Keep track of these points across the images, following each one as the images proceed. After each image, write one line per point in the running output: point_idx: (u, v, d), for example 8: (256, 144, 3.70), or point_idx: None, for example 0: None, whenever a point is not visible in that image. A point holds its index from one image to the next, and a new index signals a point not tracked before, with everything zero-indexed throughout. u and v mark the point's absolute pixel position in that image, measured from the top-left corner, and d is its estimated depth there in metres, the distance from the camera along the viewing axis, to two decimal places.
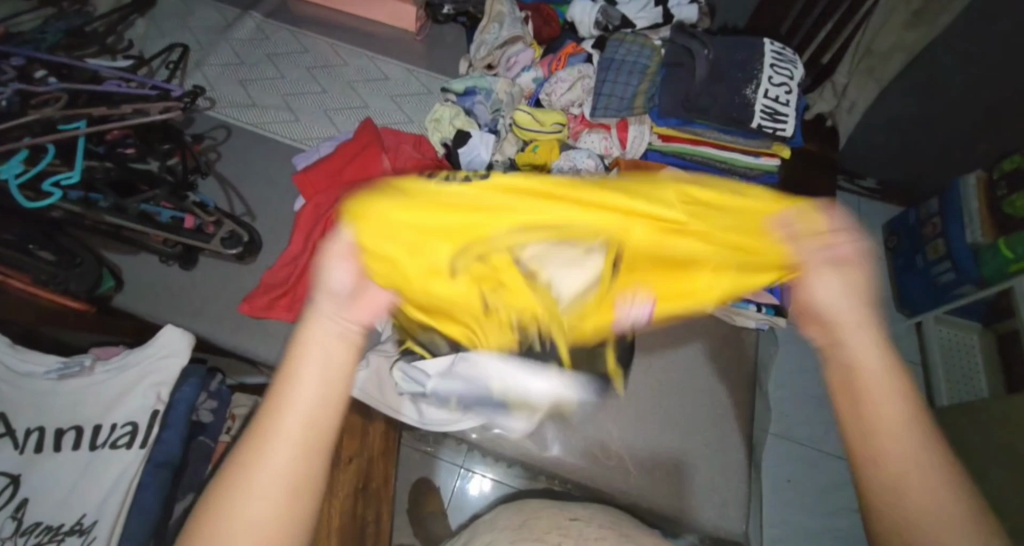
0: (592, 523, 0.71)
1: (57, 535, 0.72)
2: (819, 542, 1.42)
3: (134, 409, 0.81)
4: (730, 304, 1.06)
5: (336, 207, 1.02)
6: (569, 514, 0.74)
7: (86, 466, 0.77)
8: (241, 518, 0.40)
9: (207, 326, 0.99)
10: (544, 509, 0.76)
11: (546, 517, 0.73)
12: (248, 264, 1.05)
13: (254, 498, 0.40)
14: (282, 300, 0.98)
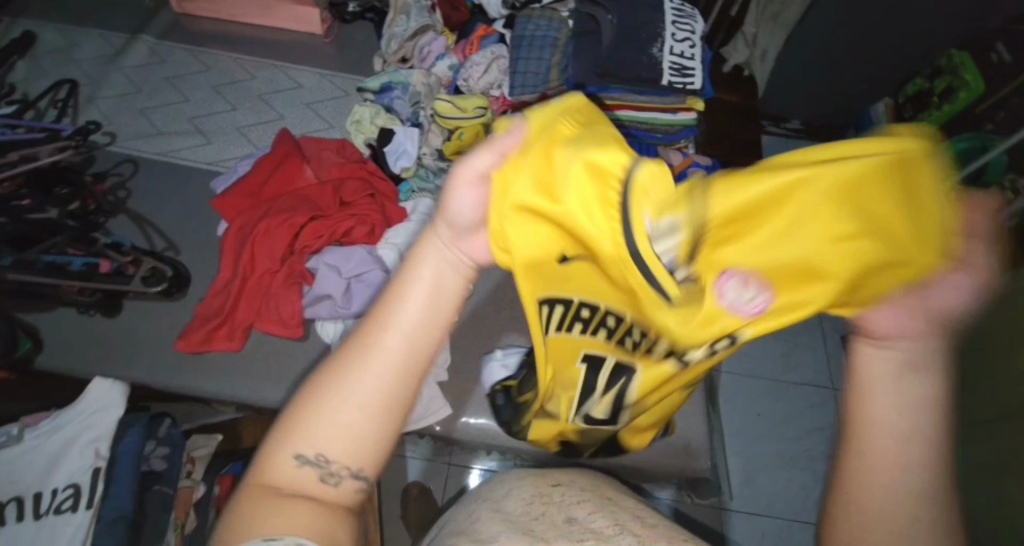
0: (575, 488, 0.61)
1: None
2: None
3: (74, 470, 0.77)
4: None
5: (261, 226, 0.98)
6: (551, 480, 0.63)
7: (32, 538, 0.71)
8: (330, 406, 0.39)
9: (142, 372, 0.93)
10: (527, 477, 0.65)
11: (528, 485, 0.61)
12: (178, 299, 1.00)
13: (358, 374, 0.40)
14: (221, 329, 0.94)
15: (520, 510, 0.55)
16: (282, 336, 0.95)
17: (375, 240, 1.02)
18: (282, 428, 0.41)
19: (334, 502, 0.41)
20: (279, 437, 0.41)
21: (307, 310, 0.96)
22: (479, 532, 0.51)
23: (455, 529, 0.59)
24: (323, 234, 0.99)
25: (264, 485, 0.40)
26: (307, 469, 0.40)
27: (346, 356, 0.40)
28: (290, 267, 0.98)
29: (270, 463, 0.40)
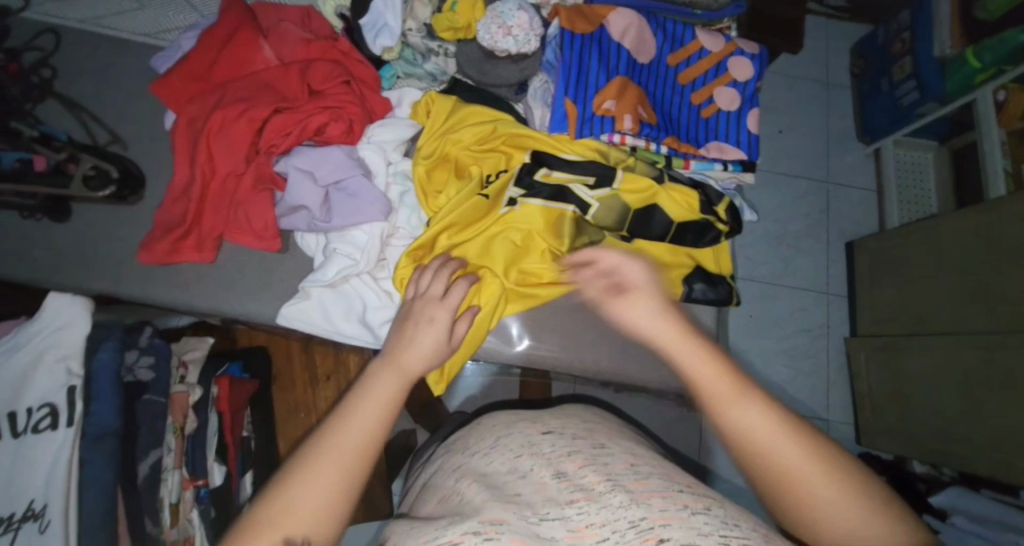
0: (566, 436, 0.61)
1: (11, 525, 0.66)
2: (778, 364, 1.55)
3: (47, 390, 0.73)
4: (692, 169, 0.95)
5: (214, 119, 0.82)
6: (543, 425, 0.63)
7: (14, 454, 0.69)
8: (308, 475, 0.51)
9: (108, 284, 0.85)
10: (515, 422, 0.65)
11: (518, 434, 0.62)
12: (135, 203, 0.88)
13: (328, 455, 0.52)
14: (187, 239, 0.84)
15: (508, 469, 0.57)
16: (260, 249, 0.86)
17: (354, 139, 0.87)
18: (262, 521, 0.48)
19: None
20: (258, 524, 0.48)
21: (283, 220, 0.85)
22: (461, 501, 0.53)
23: (443, 486, 0.61)
24: (291, 131, 0.84)
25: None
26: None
27: (321, 444, 0.53)
28: (257, 170, 0.84)
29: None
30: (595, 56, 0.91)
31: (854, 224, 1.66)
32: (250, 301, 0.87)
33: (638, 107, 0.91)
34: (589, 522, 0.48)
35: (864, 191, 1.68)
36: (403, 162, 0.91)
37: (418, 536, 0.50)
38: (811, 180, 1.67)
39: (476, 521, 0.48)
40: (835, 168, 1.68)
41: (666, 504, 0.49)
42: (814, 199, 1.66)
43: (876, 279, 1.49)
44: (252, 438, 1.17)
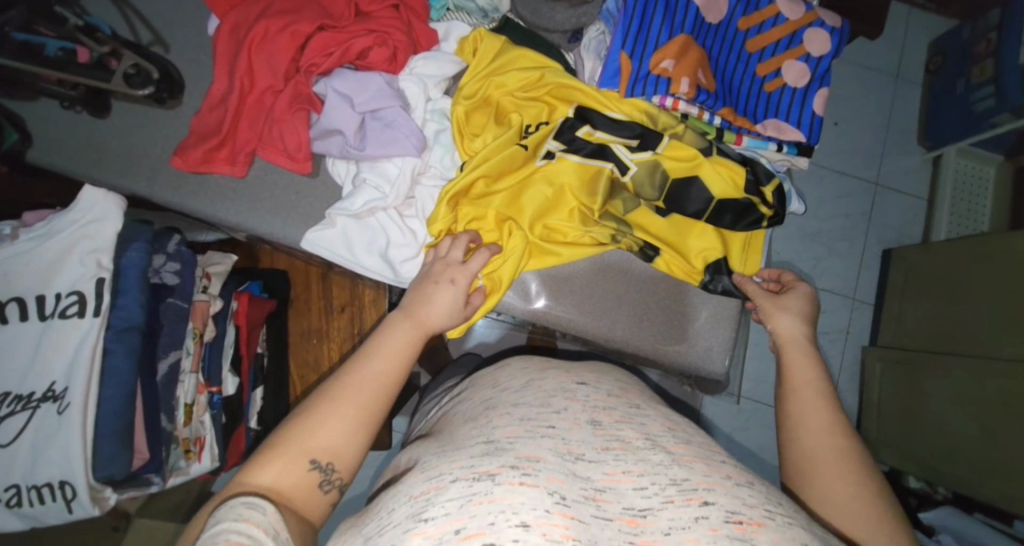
0: (600, 390, 0.65)
1: (31, 402, 0.72)
2: None
3: (76, 278, 0.75)
4: (744, 145, 0.90)
5: (257, 28, 0.80)
6: (575, 377, 0.68)
7: (40, 337, 0.74)
8: (325, 418, 0.53)
9: (140, 186, 0.86)
10: (547, 369, 0.71)
11: (550, 378, 0.67)
12: (172, 107, 0.88)
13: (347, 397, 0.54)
14: (221, 151, 0.83)
15: (540, 401, 0.61)
16: (290, 170, 0.86)
17: (396, 68, 0.84)
18: (289, 445, 0.51)
19: (305, 501, 0.50)
20: (286, 449, 0.50)
21: (316, 143, 0.83)
22: (493, 431, 0.55)
23: (471, 415, 0.66)
24: (333, 51, 0.81)
25: (258, 482, 0.48)
26: (311, 475, 0.50)
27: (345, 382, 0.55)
28: (295, 87, 0.82)
29: (271, 465, 0.50)
30: (661, 10, 0.85)
31: (897, 231, 1.57)
32: (276, 221, 0.87)
33: (698, 70, 0.85)
34: (626, 470, 0.50)
35: (914, 199, 1.59)
36: (443, 99, 0.87)
37: (454, 457, 0.51)
38: (859, 180, 1.58)
39: (513, 457, 0.49)
40: (887, 170, 1.59)
41: (708, 471, 0.51)
42: (859, 199, 1.57)
43: (909, 291, 1.43)
44: (264, 356, 1.24)
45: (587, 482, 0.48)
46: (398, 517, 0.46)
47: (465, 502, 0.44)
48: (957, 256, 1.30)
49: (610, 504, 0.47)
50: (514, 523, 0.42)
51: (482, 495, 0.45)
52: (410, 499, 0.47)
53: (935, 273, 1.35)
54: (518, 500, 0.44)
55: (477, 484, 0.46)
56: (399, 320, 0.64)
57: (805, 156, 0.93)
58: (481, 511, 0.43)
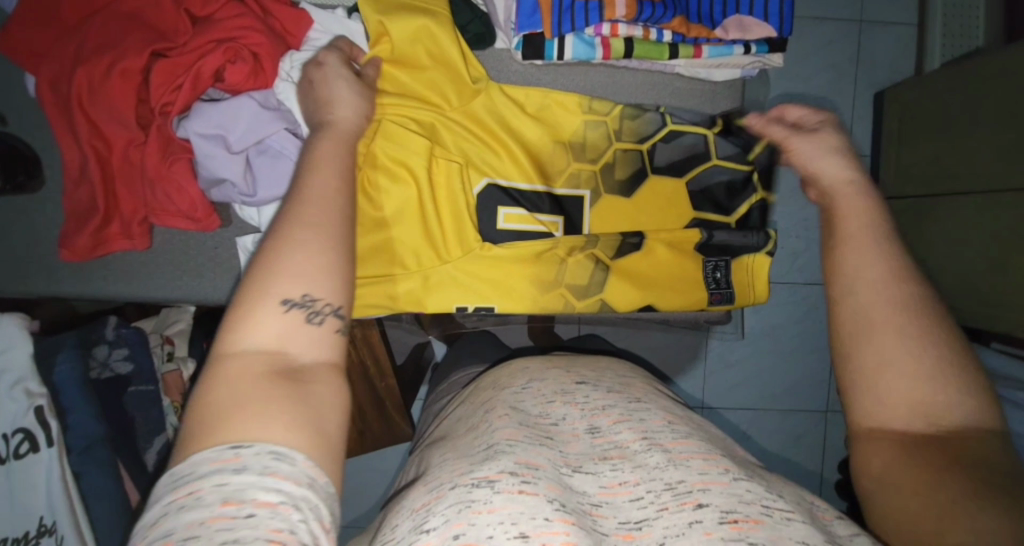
0: (600, 390, 0.64)
1: (31, 541, 0.67)
2: None
3: (12, 416, 0.68)
4: (705, 56, 0.76)
5: (77, 79, 0.64)
6: (577, 377, 0.68)
7: (7, 479, 0.67)
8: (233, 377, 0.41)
9: (43, 286, 0.75)
10: (549, 371, 0.70)
11: (552, 381, 0.67)
12: (36, 188, 0.74)
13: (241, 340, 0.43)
14: (110, 226, 0.71)
15: (539, 414, 0.60)
16: (197, 230, 0.73)
17: (266, 82, 0.68)
18: (252, 289, 0.44)
19: (304, 348, 0.44)
20: (251, 300, 0.44)
21: (211, 193, 0.70)
22: (492, 435, 0.54)
23: (472, 419, 0.63)
24: (181, 81, 0.65)
25: (246, 349, 0.42)
26: (292, 314, 0.44)
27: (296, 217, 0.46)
28: (159, 136, 0.67)
29: (243, 329, 0.43)
30: None
31: (887, 71, 1.44)
32: (206, 278, 0.77)
33: None
34: (622, 481, 0.49)
35: (901, 29, 1.44)
36: None
37: (455, 466, 0.51)
38: (841, 23, 1.42)
39: (512, 462, 0.48)
40: (870, 3, 1.42)
41: (706, 467, 0.50)
42: (842, 46, 1.42)
43: (906, 140, 1.31)
44: None
45: (583, 497, 0.48)
46: (401, 533, 0.46)
47: (463, 509, 0.43)
48: (951, 90, 1.18)
49: (606, 519, 0.46)
50: (512, 534, 0.41)
51: (481, 504, 0.44)
52: (412, 513, 0.47)
53: (931, 111, 1.24)
54: (519, 507, 0.43)
55: (476, 491, 0.45)
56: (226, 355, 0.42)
57: (778, 52, 0.78)
58: (481, 519, 0.42)
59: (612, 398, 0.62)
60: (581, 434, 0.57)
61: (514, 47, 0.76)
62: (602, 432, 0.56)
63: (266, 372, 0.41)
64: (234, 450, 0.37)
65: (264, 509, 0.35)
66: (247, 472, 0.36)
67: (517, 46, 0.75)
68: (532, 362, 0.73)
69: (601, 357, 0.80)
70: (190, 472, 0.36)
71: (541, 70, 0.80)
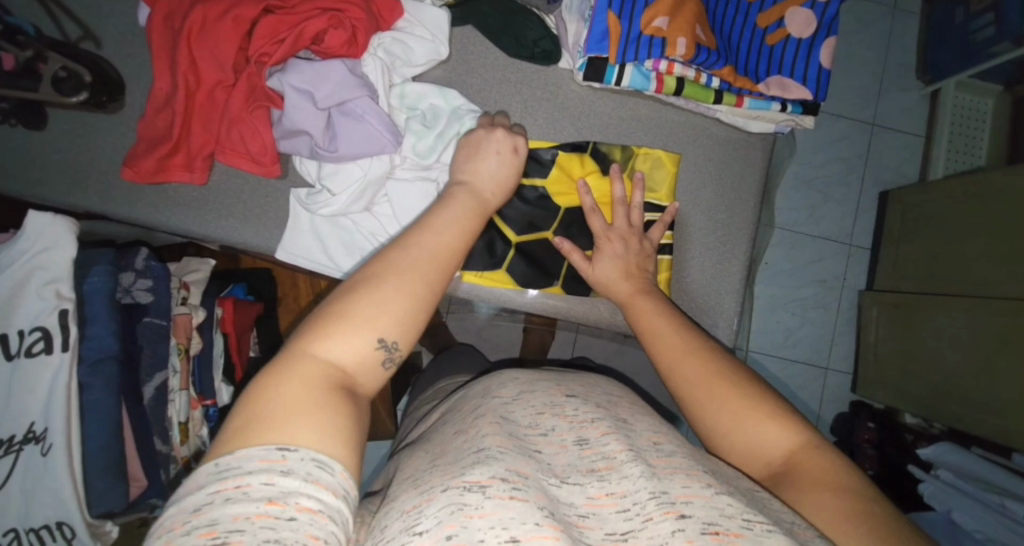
0: (590, 404, 0.60)
1: (14, 446, 0.67)
2: (789, 317, 1.51)
3: (37, 313, 0.69)
4: (746, 107, 0.84)
5: (193, 16, 0.71)
6: (566, 389, 0.63)
7: (10, 378, 0.68)
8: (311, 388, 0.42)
9: (92, 201, 0.79)
10: (538, 378, 0.66)
11: (541, 390, 0.61)
12: (114, 110, 0.79)
13: (334, 349, 0.45)
14: (175, 156, 0.75)
15: (529, 421, 0.56)
16: (257, 175, 0.78)
17: (358, 52, 0.76)
18: (352, 314, 0.46)
19: (368, 379, 0.47)
20: (348, 320, 0.46)
21: (282, 143, 0.76)
22: (481, 439, 0.52)
23: (462, 420, 0.60)
24: (284, 36, 0.72)
25: (326, 361, 0.45)
26: (375, 352, 0.47)
27: (422, 267, 0.50)
28: (248, 81, 0.73)
29: (330, 341, 0.45)
30: None
31: (894, 171, 1.55)
32: (247, 222, 0.81)
33: (698, 26, 0.78)
34: (609, 492, 0.48)
35: (910, 137, 1.56)
36: (408, 84, 0.81)
37: (443, 468, 0.49)
38: (856, 121, 1.55)
39: (504, 469, 0.47)
40: (884, 108, 1.56)
41: (688, 480, 0.48)
42: (855, 141, 1.54)
43: (906, 235, 1.40)
44: (258, 359, 1.21)
45: (569, 508, 0.46)
46: (387, 533, 0.44)
47: (455, 513, 0.43)
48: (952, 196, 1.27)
49: (592, 530, 0.45)
50: (503, 539, 0.41)
51: (472, 509, 0.43)
52: (401, 513, 0.46)
53: (932, 210, 1.32)
54: (508, 515, 0.43)
55: (468, 495, 0.44)
56: (306, 365, 0.43)
57: (810, 115, 0.86)
58: (473, 524, 0.42)
59: (603, 413, 0.58)
60: (565, 445, 0.54)
61: (577, 68, 0.84)
62: (590, 447, 0.53)
63: (330, 387, 0.43)
64: (282, 450, 0.37)
65: (306, 514, 0.34)
66: (292, 476, 0.36)
67: (581, 67, 0.83)
68: (510, 368, 0.68)
69: (590, 374, 0.73)
70: (235, 465, 0.36)
71: (595, 94, 0.88)
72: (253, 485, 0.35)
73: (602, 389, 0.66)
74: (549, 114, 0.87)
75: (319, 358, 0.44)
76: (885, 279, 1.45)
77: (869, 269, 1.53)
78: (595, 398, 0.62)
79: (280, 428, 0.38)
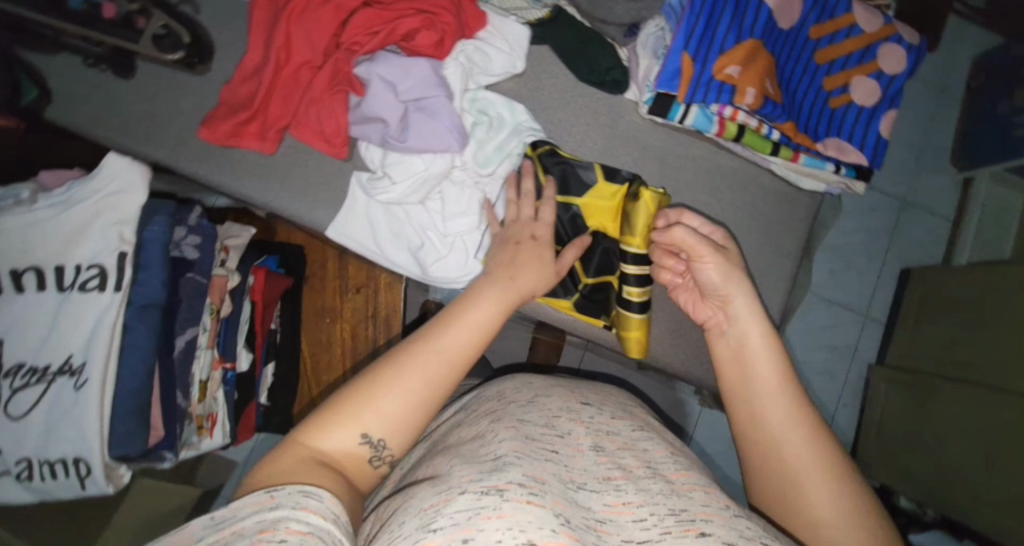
0: (604, 415, 0.63)
1: (47, 376, 0.69)
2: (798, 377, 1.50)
3: (97, 250, 0.71)
4: (800, 163, 0.87)
5: None
6: (581, 398, 0.65)
7: (58, 309, 0.70)
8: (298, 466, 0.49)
9: (163, 154, 0.82)
10: (553, 386, 0.67)
11: (556, 398, 0.63)
12: (201, 74, 0.83)
13: (324, 438, 0.51)
14: (251, 125, 0.79)
15: (545, 424, 0.57)
16: (325, 155, 0.81)
17: (443, 54, 0.79)
18: (345, 408, 0.53)
19: (357, 472, 0.52)
20: (341, 413, 0.52)
21: (354, 128, 0.79)
22: (498, 444, 0.53)
23: (476, 425, 0.60)
24: (378, 29, 0.76)
25: (318, 447, 0.51)
26: (363, 446, 0.52)
27: (416, 362, 0.55)
28: (334, 66, 0.78)
29: (322, 432, 0.52)
30: (731, 10, 0.80)
31: (919, 249, 1.56)
32: (303, 197, 0.83)
33: (767, 79, 0.81)
34: (626, 501, 0.49)
35: (939, 218, 1.57)
36: (482, 91, 0.84)
37: (464, 469, 0.50)
38: (888, 195, 1.57)
39: (521, 474, 0.47)
40: (918, 187, 1.58)
41: (707, 501, 0.50)
42: (885, 214, 1.56)
43: (925, 314, 1.40)
44: (277, 331, 1.21)
45: (588, 512, 0.47)
46: (407, 529, 0.44)
47: (473, 515, 0.43)
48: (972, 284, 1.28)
49: (609, 536, 0.45)
50: (521, 540, 0.41)
51: (490, 510, 0.44)
52: (419, 511, 0.46)
53: (952, 295, 1.33)
54: (526, 517, 0.43)
55: (485, 497, 0.45)
56: (298, 448, 0.50)
57: (862, 180, 0.88)
58: (489, 525, 0.42)
59: (611, 434, 0.59)
60: (578, 451, 0.54)
61: (643, 100, 0.87)
62: (601, 460, 0.54)
63: (314, 472, 0.49)
64: (268, 495, 0.43)
65: (295, 536, 0.39)
66: (280, 509, 0.42)
67: (648, 100, 0.86)
68: (520, 375, 0.70)
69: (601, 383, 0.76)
70: (232, 515, 0.42)
71: (656, 128, 0.90)
72: (249, 522, 0.41)
73: (612, 401, 0.68)
74: (606, 140, 0.90)
75: (312, 439, 0.51)
76: (898, 355, 1.45)
77: (883, 342, 1.53)
78: (605, 415, 0.63)
79: (275, 482, 0.45)
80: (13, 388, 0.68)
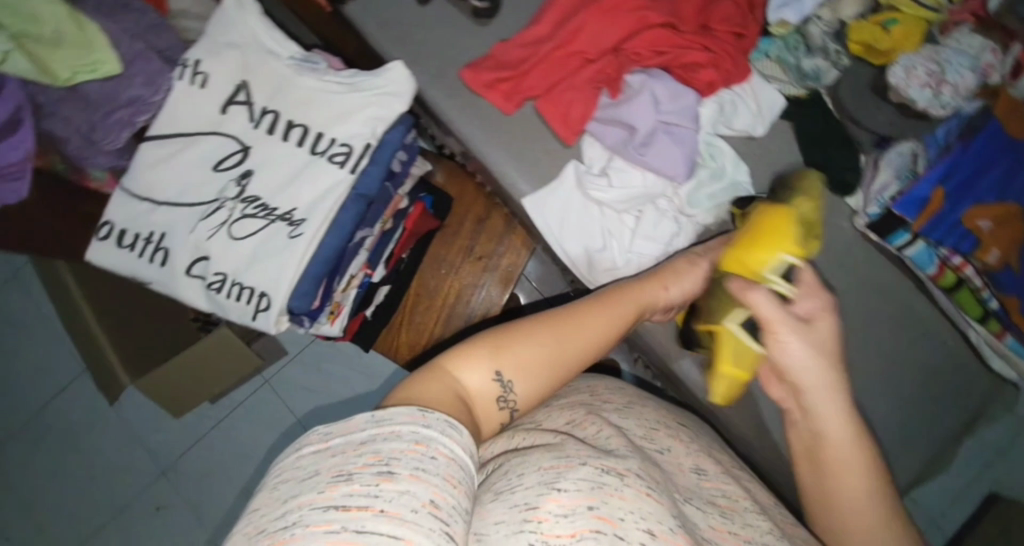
0: (699, 442, 0.62)
1: (272, 216, 0.77)
2: None
3: (353, 132, 0.79)
4: (1004, 343, 0.83)
5: None
6: (674, 418, 0.65)
7: (303, 166, 0.79)
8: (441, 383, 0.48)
9: (423, 77, 0.91)
10: (645, 399, 0.67)
11: (650, 411, 0.63)
12: (483, 26, 0.92)
13: (463, 367, 0.51)
14: (509, 84, 0.86)
15: (645, 434, 0.57)
16: (556, 134, 0.87)
17: (707, 94, 0.84)
18: (488, 344, 0.53)
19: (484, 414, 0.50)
20: (483, 350, 0.52)
21: (596, 123, 0.85)
22: (607, 434, 0.52)
23: (569, 410, 0.60)
24: (664, 50, 0.83)
25: (458, 375, 0.50)
26: (494, 385, 0.51)
27: (558, 322, 0.57)
28: (608, 65, 0.84)
29: (462, 361, 0.51)
30: (1004, 169, 0.77)
31: None
32: (517, 161, 0.87)
33: (1011, 250, 0.78)
34: (733, 530, 0.49)
35: None
36: (718, 139, 0.86)
37: (572, 442, 0.48)
38: None
39: (642, 465, 0.46)
40: None
41: None
42: None
43: None
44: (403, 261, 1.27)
45: (699, 528, 0.46)
46: (523, 484, 0.42)
47: (597, 485, 0.41)
48: None
49: None
50: (642, 528, 0.40)
51: (614, 488, 0.41)
52: (538, 467, 0.43)
53: None
54: (649, 509, 0.41)
55: (610, 474, 0.43)
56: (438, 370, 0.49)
57: None
58: (616, 502, 0.40)
59: (712, 463, 0.58)
60: (682, 467, 0.54)
61: (867, 213, 0.85)
62: (703, 483, 0.54)
63: (455, 394, 0.48)
64: (421, 411, 0.39)
65: (446, 463, 0.36)
66: (432, 430, 0.38)
67: (874, 216, 0.84)
68: (599, 377, 0.69)
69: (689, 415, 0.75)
70: (389, 417, 0.38)
71: (862, 243, 0.88)
72: (402, 432, 0.37)
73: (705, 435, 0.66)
74: None
75: (452, 365, 0.51)
76: None
77: None
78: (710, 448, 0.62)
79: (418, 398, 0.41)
80: (242, 213, 0.78)
